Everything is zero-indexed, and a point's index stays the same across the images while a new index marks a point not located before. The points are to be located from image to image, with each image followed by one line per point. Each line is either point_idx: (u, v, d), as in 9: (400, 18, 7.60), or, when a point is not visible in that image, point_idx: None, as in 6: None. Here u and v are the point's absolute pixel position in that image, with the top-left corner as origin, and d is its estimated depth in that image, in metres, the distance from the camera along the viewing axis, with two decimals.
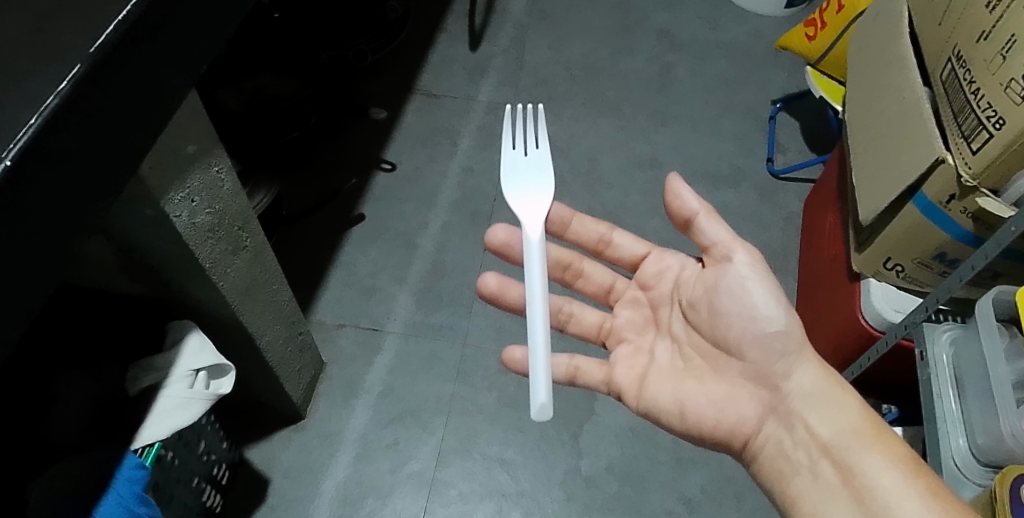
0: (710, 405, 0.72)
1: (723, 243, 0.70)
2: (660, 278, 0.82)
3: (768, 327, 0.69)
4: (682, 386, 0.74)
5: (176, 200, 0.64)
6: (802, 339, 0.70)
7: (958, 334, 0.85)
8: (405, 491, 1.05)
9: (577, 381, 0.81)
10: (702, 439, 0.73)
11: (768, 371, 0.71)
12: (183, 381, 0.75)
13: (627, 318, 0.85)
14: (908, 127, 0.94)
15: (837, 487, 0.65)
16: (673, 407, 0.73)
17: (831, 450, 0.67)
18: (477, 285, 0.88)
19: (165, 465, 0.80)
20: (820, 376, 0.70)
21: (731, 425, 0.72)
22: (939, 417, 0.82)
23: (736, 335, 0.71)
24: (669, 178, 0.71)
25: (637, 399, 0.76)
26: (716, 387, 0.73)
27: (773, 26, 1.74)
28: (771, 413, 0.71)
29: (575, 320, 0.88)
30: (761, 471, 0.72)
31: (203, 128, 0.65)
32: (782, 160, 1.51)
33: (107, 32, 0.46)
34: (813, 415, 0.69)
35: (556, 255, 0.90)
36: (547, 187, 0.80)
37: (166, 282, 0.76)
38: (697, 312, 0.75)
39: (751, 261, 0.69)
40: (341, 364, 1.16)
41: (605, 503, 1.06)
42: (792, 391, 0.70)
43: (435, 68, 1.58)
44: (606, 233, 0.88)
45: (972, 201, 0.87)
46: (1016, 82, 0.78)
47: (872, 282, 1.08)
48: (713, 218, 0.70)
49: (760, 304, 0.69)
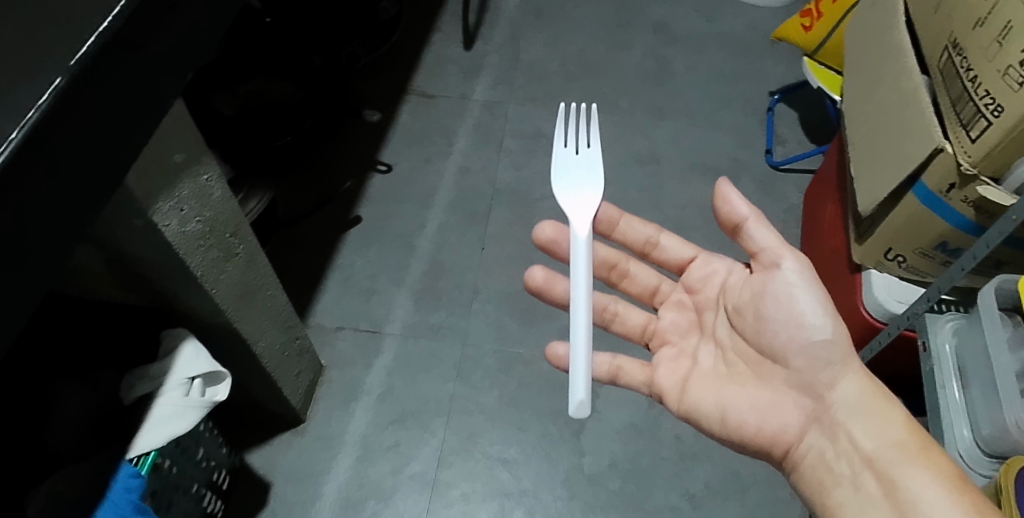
0: (753, 413, 0.71)
1: (772, 249, 0.69)
2: (706, 282, 0.81)
3: (815, 335, 0.68)
4: (725, 392, 0.73)
5: (164, 210, 0.64)
6: (848, 350, 0.69)
7: (961, 324, 0.85)
8: (406, 492, 1.05)
9: (619, 381, 0.80)
10: (743, 446, 0.72)
11: (813, 379, 0.70)
12: (178, 389, 0.75)
13: (671, 320, 0.84)
14: (906, 117, 0.93)
15: (880, 500, 0.65)
16: (715, 412, 0.72)
17: (875, 463, 0.66)
18: (524, 278, 0.87)
19: (163, 474, 0.79)
20: (864, 390, 0.69)
21: (773, 432, 0.71)
22: (943, 409, 0.81)
23: (782, 343, 0.70)
24: (717, 183, 0.71)
25: (678, 402, 0.76)
26: (759, 393, 0.72)
27: (769, 17, 1.73)
28: (814, 422, 0.71)
29: (619, 320, 0.86)
30: (800, 479, 0.71)
31: (191, 135, 0.64)
32: (782, 151, 1.50)
33: (88, 44, 0.46)
34: (857, 427, 0.68)
35: (602, 255, 0.88)
36: (596, 187, 0.78)
37: (158, 291, 0.76)
38: (743, 317, 0.74)
39: (800, 269, 0.69)
40: (341, 368, 1.15)
41: (609, 501, 1.05)
42: (837, 402, 0.69)
43: (429, 68, 1.57)
44: (653, 235, 0.87)
45: (973, 190, 0.86)
46: (1013, 68, 0.77)
47: (873, 273, 1.07)
48: (761, 225, 0.69)
49: (807, 313, 0.68)
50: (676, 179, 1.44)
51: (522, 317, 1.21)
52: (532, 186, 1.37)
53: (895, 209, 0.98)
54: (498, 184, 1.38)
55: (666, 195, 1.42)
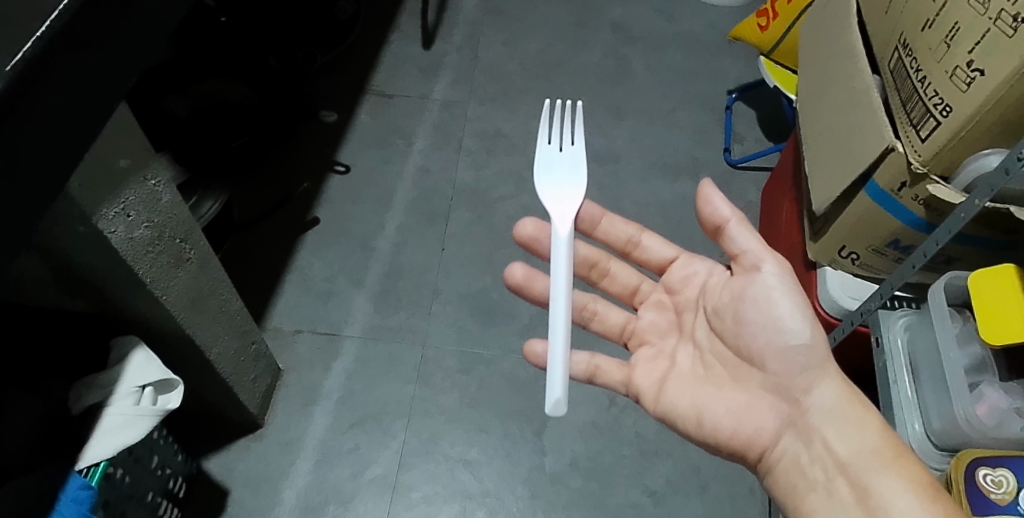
0: (730, 415, 0.72)
1: (754, 252, 0.70)
2: (686, 283, 0.83)
3: (792, 339, 0.69)
4: (702, 393, 0.74)
5: (109, 216, 0.62)
6: (826, 355, 0.70)
7: (912, 320, 0.88)
8: (367, 496, 1.04)
9: (597, 379, 0.81)
10: (718, 447, 0.74)
11: (789, 384, 0.71)
12: (128, 398, 0.73)
13: (650, 320, 0.85)
14: (857, 117, 0.95)
15: (852, 506, 0.66)
16: (690, 413, 0.74)
17: (848, 468, 0.68)
18: (503, 275, 0.87)
19: (116, 484, 0.77)
20: (839, 396, 0.70)
21: (749, 435, 0.72)
22: (896, 404, 0.83)
23: (760, 346, 0.71)
24: (701, 185, 0.73)
25: (655, 403, 0.77)
26: (736, 395, 0.73)
27: (726, 18, 1.76)
28: (790, 427, 0.72)
29: (598, 318, 0.88)
30: (773, 482, 0.72)
31: (137, 140, 0.62)
32: (739, 150, 1.53)
33: (25, 48, 0.44)
34: (831, 432, 0.70)
35: (584, 254, 0.90)
36: (577, 187, 0.78)
37: (106, 299, 0.74)
38: (722, 319, 0.75)
39: (780, 273, 0.70)
40: (300, 371, 1.14)
41: (570, 498, 1.06)
42: (813, 407, 0.71)
43: (388, 67, 1.56)
44: (635, 235, 0.88)
45: (923, 188, 0.89)
46: (960, 69, 0.80)
47: (828, 270, 1.10)
48: (744, 227, 0.71)
49: (785, 316, 0.69)
50: (635, 178, 1.46)
51: (483, 317, 1.21)
52: (492, 186, 1.37)
53: (848, 206, 1.01)
54: (458, 184, 1.37)
55: (625, 194, 1.43)
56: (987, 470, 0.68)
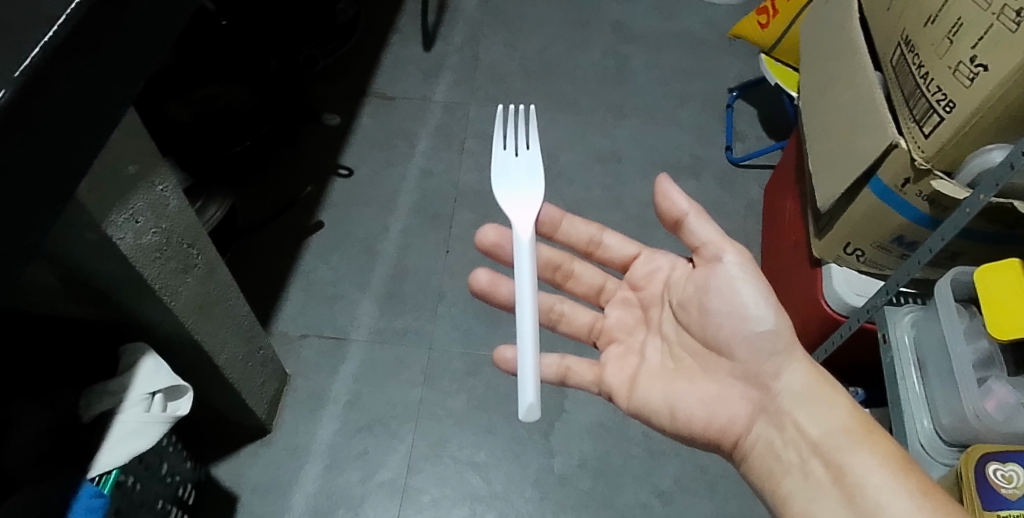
0: (700, 406, 0.72)
1: (713, 243, 0.71)
2: (650, 278, 0.83)
3: (757, 326, 0.70)
4: (673, 387, 0.74)
5: (118, 223, 0.62)
6: (791, 339, 0.71)
7: (919, 316, 0.88)
8: (376, 499, 1.04)
9: (569, 381, 0.82)
10: (692, 440, 0.74)
11: (757, 370, 0.71)
12: (139, 405, 0.73)
13: (617, 317, 0.85)
14: (859, 114, 0.95)
15: (828, 486, 0.66)
16: (663, 407, 0.74)
17: (821, 448, 0.68)
18: (468, 282, 0.87)
19: (128, 491, 0.77)
20: (807, 380, 0.71)
21: (722, 424, 0.73)
22: (904, 400, 0.84)
23: (726, 335, 0.71)
24: (658, 180, 0.72)
25: (628, 399, 0.77)
26: (706, 387, 0.73)
27: (726, 15, 1.75)
28: (761, 412, 0.72)
29: (566, 320, 0.88)
30: (751, 470, 0.72)
31: (144, 145, 0.62)
32: (741, 148, 1.53)
33: (35, 53, 0.44)
34: (802, 413, 0.70)
35: (546, 256, 0.90)
36: (535, 189, 0.79)
37: (115, 305, 0.74)
38: (687, 312, 0.75)
39: (741, 262, 0.70)
40: (307, 376, 1.14)
41: (580, 500, 1.06)
42: (782, 391, 0.71)
43: (389, 69, 1.56)
44: (596, 234, 0.88)
45: (927, 184, 0.89)
46: (964, 65, 0.80)
47: (833, 267, 1.10)
48: (702, 219, 0.71)
49: (749, 304, 0.69)
50: (639, 177, 1.46)
51: (488, 319, 1.21)
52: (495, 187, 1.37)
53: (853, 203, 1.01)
54: (461, 186, 1.37)
55: (628, 194, 1.43)
56: (997, 465, 0.68)
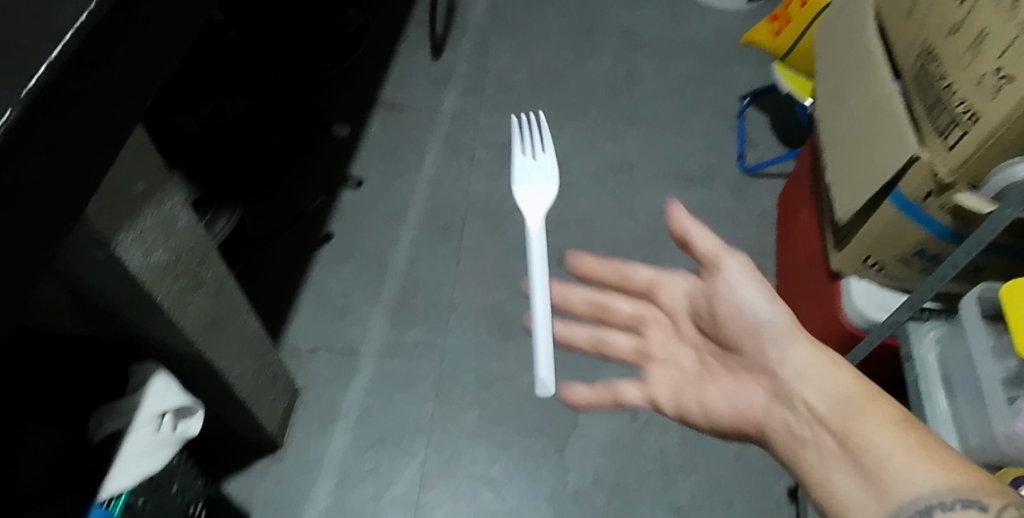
0: (728, 405, 0.75)
1: (712, 250, 0.74)
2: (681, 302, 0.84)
3: (761, 323, 0.73)
4: (703, 390, 0.78)
5: (128, 242, 0.61)
6: (793, 325, 0.72)
7: (944, 333, 0.86)
8: (388, 516, 1.02)
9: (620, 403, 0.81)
10: (726, 436, 0.76)
11: (765, 358, 0.73)
12: (148, 426, 0.72)
13: (660, 340, 0.84)
14: (880, 125, 0.94)
15: (836, 452, 0.64)
16: (699, 411, 0.77)
17: (829, 420, 0.66)
18: None
19: (137, 512, 0.76)
20: (816, 356, 0.70)
21: (745, 416, 0.74)
22: (931, 418, 0.81)
23: (737, 334, 0.75)
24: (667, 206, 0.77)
25: (673, 407, 0.79)
26: (731, 385, 0.76)
27: (735, 22, 1.74)
28: (776, 397, 0.72)
29: (611, 351, 0.88)
30: (775, 445, 0.70)
31: (151, 164, 0.61)
32: (753, 157, 1.50)
33: (40, 71, 0.43)
34: (808, 390, 0.69)
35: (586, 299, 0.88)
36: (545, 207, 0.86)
37: (126, 325, 0.73)
38: (702, 315, 0.80)
39: (742, 265, 0.74)
40: (318, 389, 1.12)
41: (596, 517, 1.04)
42: (790, 373, 0.71)
43: (397, 78, 1.55)
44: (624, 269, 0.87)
45: (949, 198, 0.87)
46: (990, 76, 0.78)
47: (852, 281, 1.08)
48: (701, 229, 0.74)
49: (753, 303, 0.73)
50: (651, 187, 1.44)
51: (499, 332, 1.19)
52: (504, 198, 1.36)
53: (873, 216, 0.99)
54: (472, 196, 1.36)
55: (641, 204, 1.41)
56: None
